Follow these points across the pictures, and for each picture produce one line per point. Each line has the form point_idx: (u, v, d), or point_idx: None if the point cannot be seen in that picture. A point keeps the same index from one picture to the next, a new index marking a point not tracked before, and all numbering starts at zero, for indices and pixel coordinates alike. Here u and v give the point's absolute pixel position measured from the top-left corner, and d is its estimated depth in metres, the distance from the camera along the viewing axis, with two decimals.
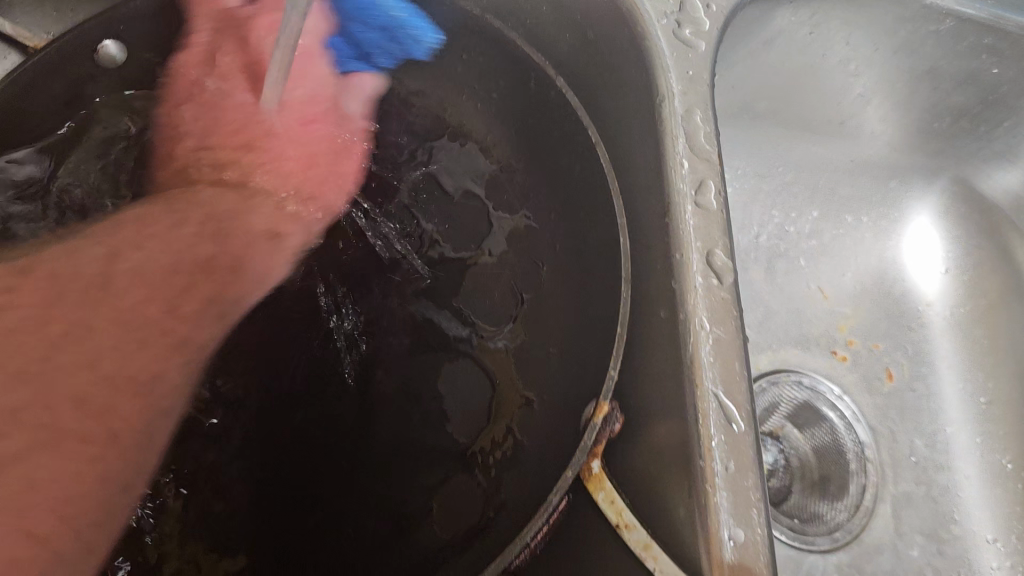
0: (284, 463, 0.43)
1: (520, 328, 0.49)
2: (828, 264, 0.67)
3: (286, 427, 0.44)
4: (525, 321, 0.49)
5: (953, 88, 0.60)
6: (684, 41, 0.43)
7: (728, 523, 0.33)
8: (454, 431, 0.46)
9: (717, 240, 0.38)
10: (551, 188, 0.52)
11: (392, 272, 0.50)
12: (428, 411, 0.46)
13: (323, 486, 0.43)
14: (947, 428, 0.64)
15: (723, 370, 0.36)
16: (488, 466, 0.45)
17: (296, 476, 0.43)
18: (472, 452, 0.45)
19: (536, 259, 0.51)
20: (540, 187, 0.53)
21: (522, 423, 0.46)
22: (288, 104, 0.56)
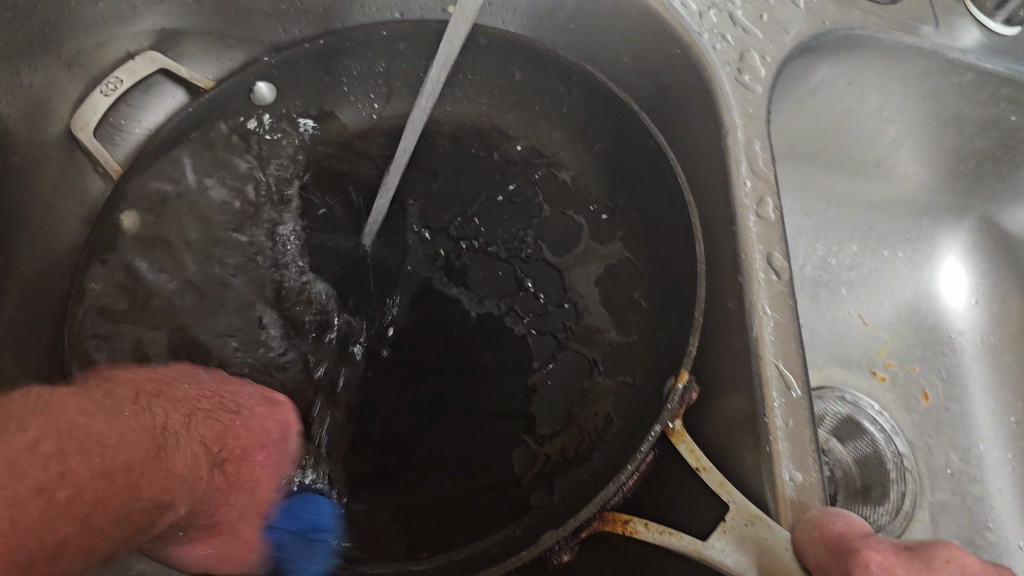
0: (405, 427, 0.50)
1: (615, 322, 0.53)
2: (868, 294, 0.74)
3: (412, 397, 0.51)
4: (625, 314, 0.53)
5: (975, 134, 0.68)
6: (744, 85, 0.51)
7: (789, 466, 0.40)
8: (557, 407, 0.51)
9: (775, 244, 0.46)
10: (629, 199, 0.56)
11: (496, 269, 0.56)
12: (533, 386, 0.52)
13: (438, 448, 0.50)
14: (980, 444, 0.70)
15: (782, 348, 0.43)
16: (588, 438, 0.50)
17: (415, 438, 0.50)
18: (573, 425, 0.51)
19: (628, 261, 0.55)
20: (620, 198, 0.57)
21: (620, 403, 0.51)
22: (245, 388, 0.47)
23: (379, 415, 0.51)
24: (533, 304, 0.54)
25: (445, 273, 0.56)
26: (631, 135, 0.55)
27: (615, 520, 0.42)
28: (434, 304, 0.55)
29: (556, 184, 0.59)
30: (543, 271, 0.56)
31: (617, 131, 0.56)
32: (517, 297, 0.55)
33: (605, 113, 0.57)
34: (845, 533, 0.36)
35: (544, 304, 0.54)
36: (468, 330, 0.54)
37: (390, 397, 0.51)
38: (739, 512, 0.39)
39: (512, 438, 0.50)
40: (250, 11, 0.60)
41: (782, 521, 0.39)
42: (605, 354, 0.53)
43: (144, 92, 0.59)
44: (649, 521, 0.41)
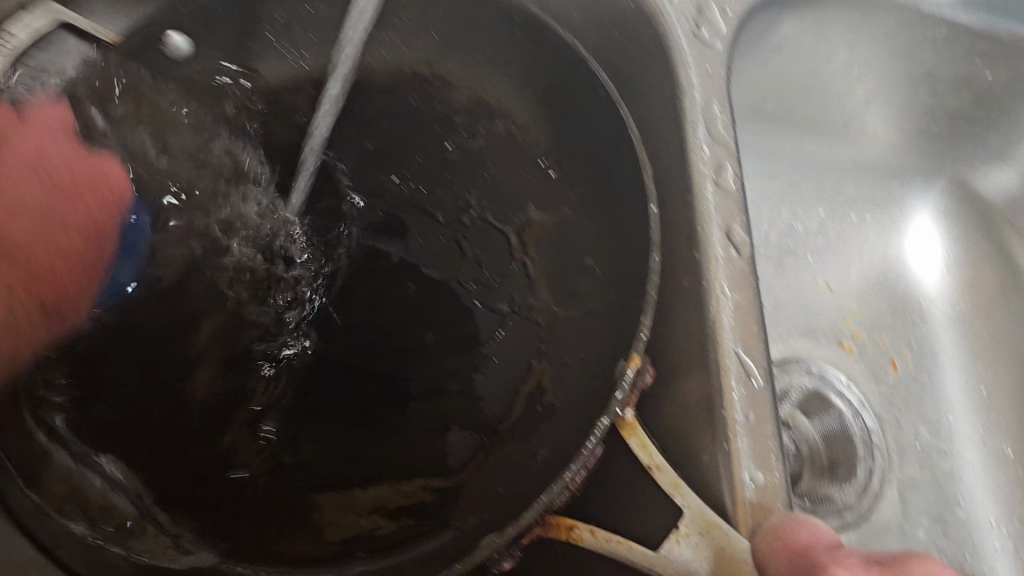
0: (342, 410, 0.47)
1: (565, 296, 0.48)
2: (835, 262, 0.71)
3: (352, 379, 0.48)
4: (577, 281, 0.48)
5: (950, 91, 0.64)
6: (702, 41, 0.47)
7: (750, 466, 0.37)
8: (503, 386, 0.47)
9: (735, 216, 0.42)
10: (576, 149, 0.50)
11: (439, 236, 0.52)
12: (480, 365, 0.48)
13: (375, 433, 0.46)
14: (950, 416, 0.67)
15: (743, 332, 0.40)
16: (534, 418, 0.46)
17: (351, 421, 0.46)
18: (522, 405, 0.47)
19: (580, 223, 0.49)
20: (568, 146, 0.50)
21: (568, 381, 0.46)
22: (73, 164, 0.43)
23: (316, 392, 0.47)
24: (477, 275, 0.51)
25: (383, 246, 0.53)
26: (578, 78, 0.49)
27: (558, 526, 0.38)
28: (374, 282, 0.52)
29: (504, 144, 0.52)
30: (487, 242, 0.51)
31: (561, 72, 0.50)
32: (462, 268, 0.51)
33: (546, 54, 0.50)
34: (812, 545, 0.32)
35: (487, 277, 0.51)
36: (411, 304, 0.50)
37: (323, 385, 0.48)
38: (694, 519, 0.35)
39: (458, 423, 0.47)
40: None
41: (742, 525, 0.35)
42: (552, 326, 0.48)
43: (42, 45, 0.50)
44: (594, 527, 0.37)
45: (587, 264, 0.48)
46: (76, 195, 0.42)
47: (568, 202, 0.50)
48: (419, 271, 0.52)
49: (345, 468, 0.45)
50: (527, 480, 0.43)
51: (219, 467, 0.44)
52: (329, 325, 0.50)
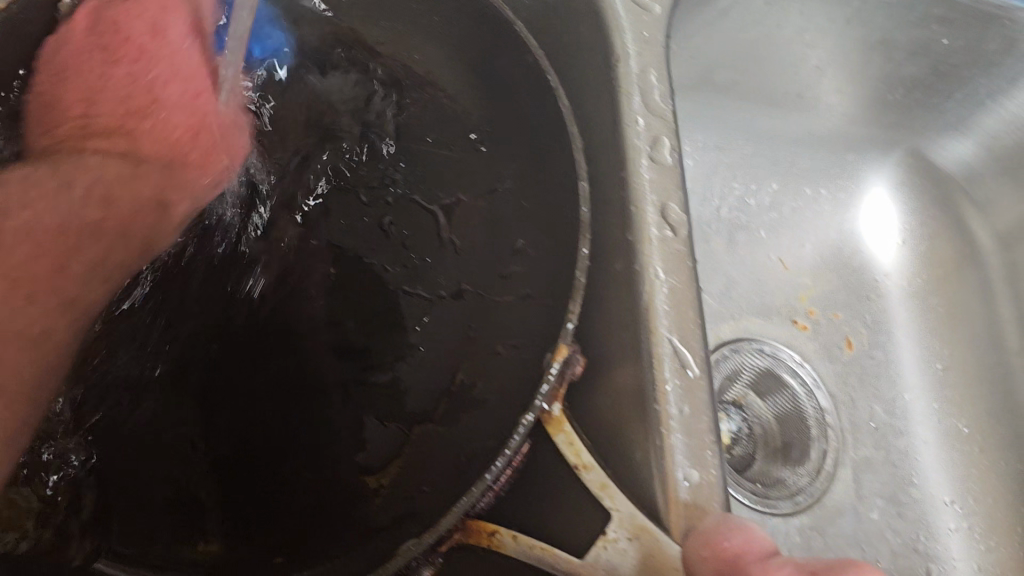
0: (255, 409, 0.43)
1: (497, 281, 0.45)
2: (788, 238, 0.69)
3: (265, 372, 0.43)
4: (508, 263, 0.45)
5: (905, 59, 0.61)
6: (640, 4, 0.43)
7: (683, 463, 0.34)
8: (431, 377, 0.44)
9: (671, 193, 0.39)
10: (514, 125, 0.46)
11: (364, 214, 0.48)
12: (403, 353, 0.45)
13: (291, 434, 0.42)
14: (905, 395, 0.65)
15: (678, 318, 0.37)
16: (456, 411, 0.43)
17: (265, 422, 0.43)
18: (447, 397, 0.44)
19: (511, 200, 0.46)
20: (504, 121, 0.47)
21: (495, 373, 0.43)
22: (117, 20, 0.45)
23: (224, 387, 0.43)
24: (403, 257, 0.47)
25: (302, 223, 0.47)
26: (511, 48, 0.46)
27: (479, 531, 0.35)
28: (289, 257, 0.46)
29: (433, 117, 0.50)
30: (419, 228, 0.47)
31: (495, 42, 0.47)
32: (387, 247, 0.47)
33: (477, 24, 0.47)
34: (743, 555, 0.30)
35: (415, 260, 0.47)
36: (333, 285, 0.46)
37: (237, 376, 0.43)
38: (623, 523, 0.33)
39: (380, 419, 0.44)
40: None
41: (673, 527, 0.33)
42: (478, 311, 0.45)
43: None
44: (517, 532, 0.35)
45: (518, 246, 0.45)
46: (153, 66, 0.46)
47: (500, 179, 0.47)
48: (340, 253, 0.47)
49: (259, 469, 0.42)
50: (454, 475, 0.40)
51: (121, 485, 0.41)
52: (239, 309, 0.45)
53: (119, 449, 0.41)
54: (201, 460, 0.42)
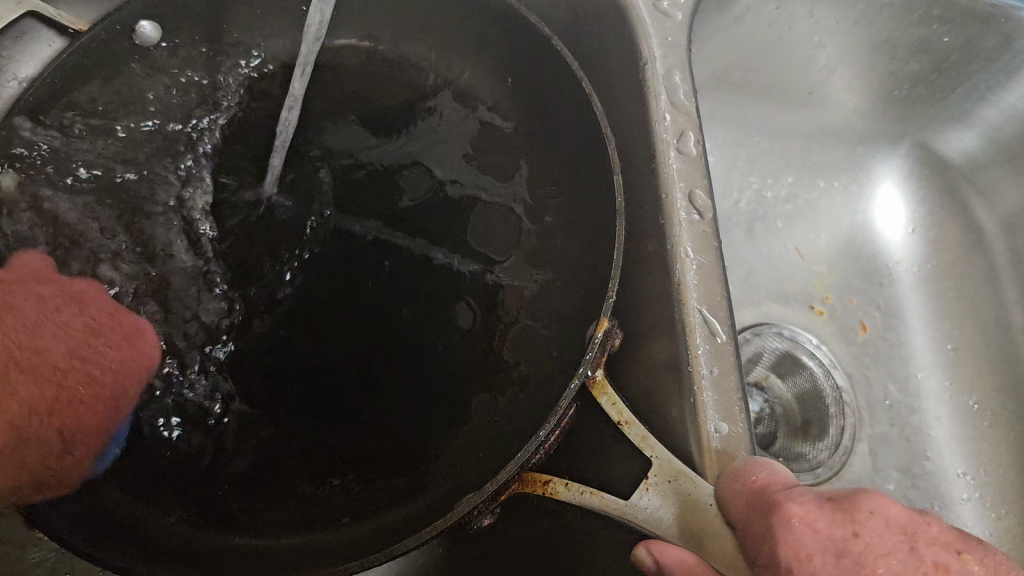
0: (317, 387, 0.49)
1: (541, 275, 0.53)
2: (804, 227, 0.73)
3: (325, 352, 0.50)
4: (534, 256, 0.53)
5: (908, 56, 0.65)
6: (663, 12, 0.48)
7: (714, 417, 0.38)
8: (472, 350, 0.51)
9: (697, 181, 0.43)
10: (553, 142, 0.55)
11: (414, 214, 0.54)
12: (453, 339, 0.51)
13: (351, 410, 0.48)
14: (917, 374, 0.69)
15: (706, 291, 0.41)
16: (507, 384, 0.50)
17: (325, 399, 0.49)
18: (491, 370, 0.50)
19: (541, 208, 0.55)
20: (537, 133, 0.56)
21: (527, 350, 0.51)
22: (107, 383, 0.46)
23: (285, 369, 0.49)
24: (451, 240, 0.53)
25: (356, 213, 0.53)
26: (546, 59, 0.52)
27: (534, 481, 0.40)
28: (360, 251, 0.52)
29: (488, 138, 0.57)
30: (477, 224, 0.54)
31: (533, 56, 0.53)
32: (436, 250, 0.53)
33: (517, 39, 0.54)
34: (769, 486, 0.34)
35: (464, 249, 0.53)
36: (385, 264, 0.52)
37: (305, 358, 0.49)
38: (662, 468, 0.37)
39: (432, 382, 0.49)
40: None
41: (707, 472, 0.37)
42: (516, 306, 0.52)
43: (13, 40, 0.53)
44: (569, 481, 0.39)
45: (529, 228, 0.54)
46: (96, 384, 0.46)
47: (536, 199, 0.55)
48: (402, 244, 0.53)
49: (327, 456, 0.48)
50: None
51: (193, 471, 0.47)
52: (313, 319, 0.50)
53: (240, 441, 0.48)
54: (267, 438, 0.48)
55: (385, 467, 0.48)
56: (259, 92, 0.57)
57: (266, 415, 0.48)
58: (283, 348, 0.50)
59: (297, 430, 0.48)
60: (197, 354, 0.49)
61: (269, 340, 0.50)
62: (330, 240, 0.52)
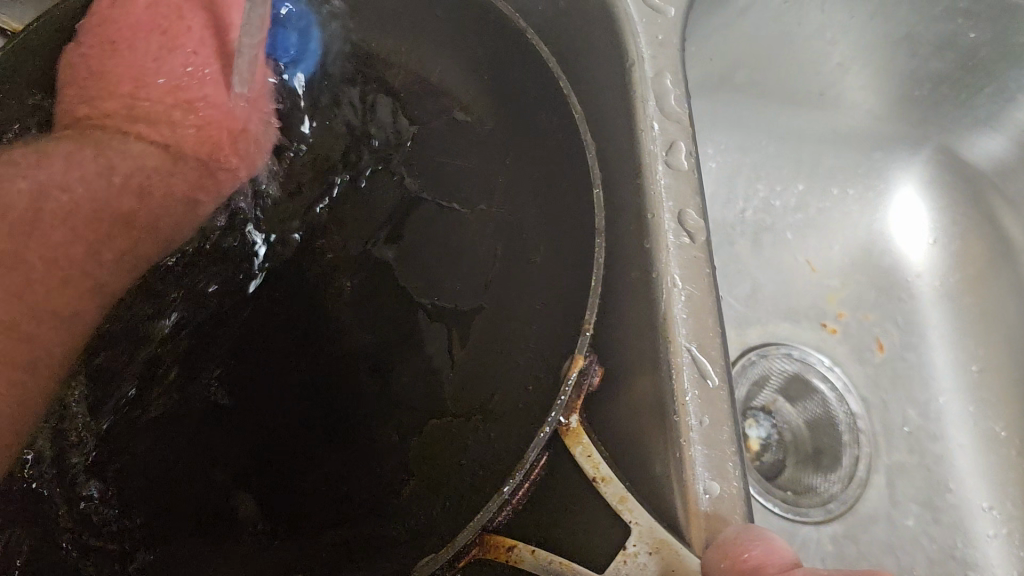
0: (272, 423, 0.41)
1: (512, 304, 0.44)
2: (815, 238, 0.67)
3: (282, 382, 0.42)
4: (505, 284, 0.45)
5: (930, 53, 0.60)
6: (654, 8, 0.43)
7: (704, 476, 0.33)
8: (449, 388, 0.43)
9: (689, 199, 0.38)
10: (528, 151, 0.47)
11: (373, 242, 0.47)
12: (425, 374, 0.43)
13: (306, 449, 0.41)
14: (939, 398, 0.63)
15: (697, 326, 0.36)
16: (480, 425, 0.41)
17: (279, 438, 0.41)
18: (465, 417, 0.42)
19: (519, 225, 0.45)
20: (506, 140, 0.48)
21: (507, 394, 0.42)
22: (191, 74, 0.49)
23: (237, 403, 0.42)
24: (417, 268, 0.46)
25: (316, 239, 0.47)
26: (518, 58, 0.47)
27: (496, 546, 0.34)
28: (322, 276, 0.46)
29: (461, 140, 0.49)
30: (444, 239, 0.47)
31: (503, 54, 0.48)
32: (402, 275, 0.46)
33: (486, 34, 0.49)
34: (763, 565, 0.29)
35: (428, 280, 0.46)
36: (345, 287, 0.45)
37: (262, 388, 0.42)
38: (644, 536, 0.32)
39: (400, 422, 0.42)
40: None
41: (694, 540, 0.32)
42: (490, 342, 0.44)
43: None
44: (536, 546, 0.34)
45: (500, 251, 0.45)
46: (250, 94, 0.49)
47: (515, 213, 0.46)
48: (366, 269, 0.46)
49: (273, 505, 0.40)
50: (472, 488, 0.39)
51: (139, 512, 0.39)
52: (244, 348, 0.43)
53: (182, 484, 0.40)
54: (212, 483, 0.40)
55: (341, 520, 0.39)
56: None
57: (212, 454, 0.41)
58: (209, 383, 0.42)
59: (219, 462, 0.40)
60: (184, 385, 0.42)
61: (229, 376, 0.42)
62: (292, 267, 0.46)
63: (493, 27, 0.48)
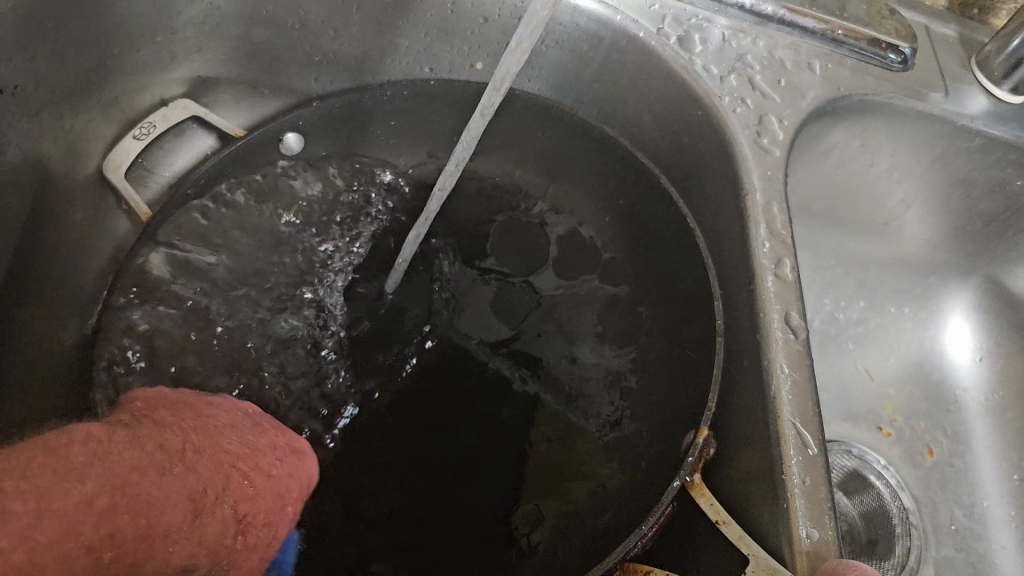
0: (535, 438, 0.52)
1: (645, 373, 0.54)
2: (874, 350, 0.76)
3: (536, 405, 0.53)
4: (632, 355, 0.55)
5: (982, 196, 0.68)
6: (762, 149, 0.54)
7: (806, 523, 0.41)
8: (653, 405, 0.53)
9: (792, 304, 0.47)
10: (647, 268, 0.58)
11: (566, 300, 0.57)
12: (639, 400, 0.54)
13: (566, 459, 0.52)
14: (984, 502, 0.70)
15: (799, 405, 0.44)
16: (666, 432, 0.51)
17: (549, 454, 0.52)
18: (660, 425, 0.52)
19: (640, 319, 0.56)
20: (630, 256, 0.59)
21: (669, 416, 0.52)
22: (254, 445, 0.38)
23: (506, 415, 0.52)
24: (587, 330, 0.56)
25: (485, 303, 0.57)
26: (644, 193, 0.58)
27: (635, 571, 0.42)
28: (559, 315, 0.57)
29: (583, 254, 0.60)
30: (582, 312, 0.57)
31: (626, 185, 0.59)
32: (605, 323, 0.56)
33: (610, 166, 0.59)
34: None
35: (578, 348, 0.55)
36: (561, 330, 0.56)
37: (523, 406, 0.53)
38: (758, 564, 0.40)
39: (625, 439, 0.53)
40: (282, 61, 0.62)
41: (798, 568, 0.40)
42: (638, 392, 0.54)
43: (175, 135, 0.61)
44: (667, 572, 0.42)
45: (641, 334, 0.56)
46: (257, 484, 0.36)
47: (641, 312, 0.57)
48: (553, 327, 0.56)
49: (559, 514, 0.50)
50: (644, 487, 0.49)
51: (463, 503, 0.49)
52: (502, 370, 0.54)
53: (490, 483, 0.50)
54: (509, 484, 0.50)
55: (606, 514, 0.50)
56: (387, 185, 0.62)
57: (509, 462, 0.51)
58: (480, 391, 0.53)
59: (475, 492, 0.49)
60: (461, 387, 0.53)
61: (502, 391, 0.53)
62: (510, 314, 0.57)
63: (621, 166, 0.58)
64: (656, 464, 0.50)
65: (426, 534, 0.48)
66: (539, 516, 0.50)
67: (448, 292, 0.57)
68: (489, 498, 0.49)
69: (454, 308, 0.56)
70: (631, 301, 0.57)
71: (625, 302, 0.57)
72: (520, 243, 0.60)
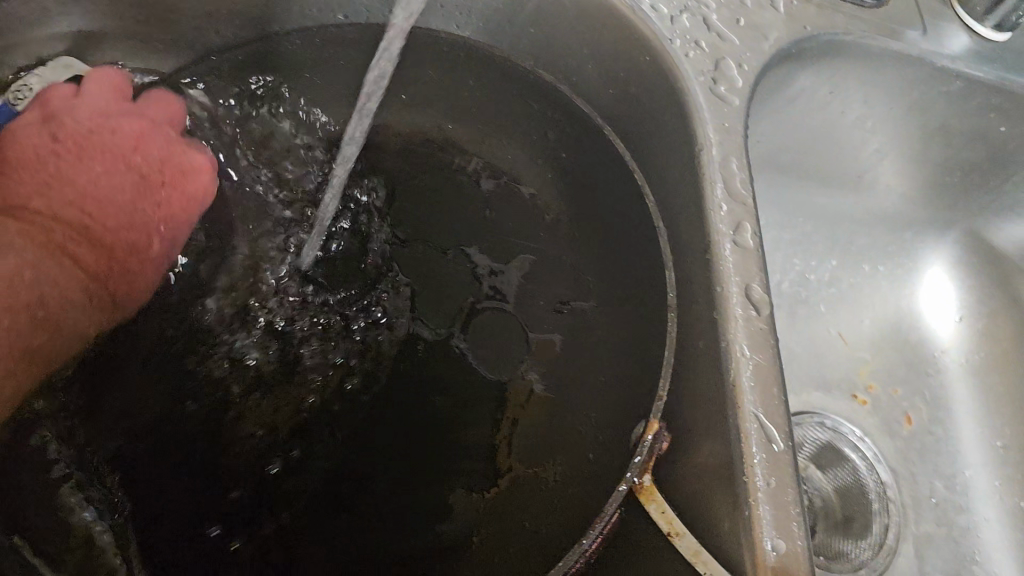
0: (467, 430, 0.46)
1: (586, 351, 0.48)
2: (847, 313, 0.70)
3: (466, 392, 0.47)
4: (573, 331, 0.49)
5: (963, 144, 0.63)
6: (719, 97, 0.47)
7: (772, 534, 0.35)
8: (597, 387, 0.47)
9: (753, 275, 0.41)
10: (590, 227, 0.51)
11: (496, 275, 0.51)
12: (580, 382, 0.48)
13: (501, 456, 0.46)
14: (965, 472, 0.65)
15: (761, 394, 0.39)
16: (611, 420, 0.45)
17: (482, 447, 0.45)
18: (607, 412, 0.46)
19: (585, 290, 0.50)
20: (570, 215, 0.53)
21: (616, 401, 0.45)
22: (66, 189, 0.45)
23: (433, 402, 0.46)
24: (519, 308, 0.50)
25: (406, 279, 0.51)
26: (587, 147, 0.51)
27: None
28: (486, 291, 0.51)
29: (521, 213, 0.54)
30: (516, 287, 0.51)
31: (568, 139, 0.52)
32: (543, 298, 0.50)
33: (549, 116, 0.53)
34: None
35: (510, 329, 0.49)
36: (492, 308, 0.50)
37: (453, 393, 0.47)
38: None
39: (568, 430, 0.46)
40: (179, 11, 0.55)
41: None
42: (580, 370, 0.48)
43: None
44: None
45: (568, 306, 0.50)
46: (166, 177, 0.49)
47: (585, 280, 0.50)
48: (483, 306, 0.50)
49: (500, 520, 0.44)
50: (595, 484, 0.43)
51: (389, 505, 0.42)
52: (427, 356, 0.48)
53: (421, 483, 0.43)
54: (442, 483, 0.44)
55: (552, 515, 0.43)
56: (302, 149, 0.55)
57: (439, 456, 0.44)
58: (402, 378, 0.47)
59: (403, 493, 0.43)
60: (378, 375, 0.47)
61: (426, 378, 0.47)
62: (434, 291, 0.50)
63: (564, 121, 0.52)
64: (603, 459, 0.44)
65: (348, 539, 0.41)
66: (473, 522, 0.43)
67: (366, 269, 0.51)
68: (422, 500, 0.43)
69: (373, 288, 0.50)
70: (573, 266, 0.51)
71: (568, 270, 0.51)
72: (447, 207, 0.53)
